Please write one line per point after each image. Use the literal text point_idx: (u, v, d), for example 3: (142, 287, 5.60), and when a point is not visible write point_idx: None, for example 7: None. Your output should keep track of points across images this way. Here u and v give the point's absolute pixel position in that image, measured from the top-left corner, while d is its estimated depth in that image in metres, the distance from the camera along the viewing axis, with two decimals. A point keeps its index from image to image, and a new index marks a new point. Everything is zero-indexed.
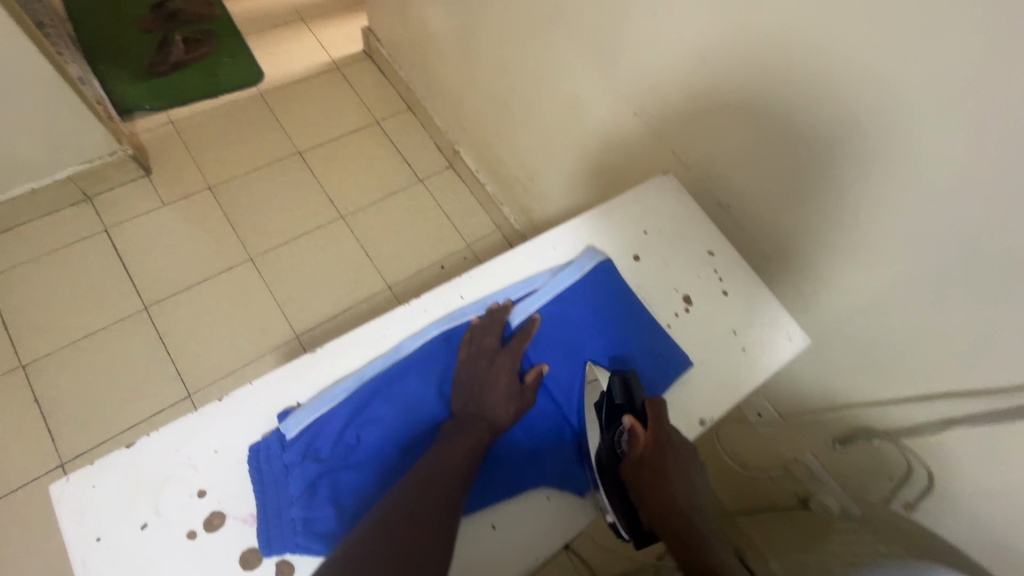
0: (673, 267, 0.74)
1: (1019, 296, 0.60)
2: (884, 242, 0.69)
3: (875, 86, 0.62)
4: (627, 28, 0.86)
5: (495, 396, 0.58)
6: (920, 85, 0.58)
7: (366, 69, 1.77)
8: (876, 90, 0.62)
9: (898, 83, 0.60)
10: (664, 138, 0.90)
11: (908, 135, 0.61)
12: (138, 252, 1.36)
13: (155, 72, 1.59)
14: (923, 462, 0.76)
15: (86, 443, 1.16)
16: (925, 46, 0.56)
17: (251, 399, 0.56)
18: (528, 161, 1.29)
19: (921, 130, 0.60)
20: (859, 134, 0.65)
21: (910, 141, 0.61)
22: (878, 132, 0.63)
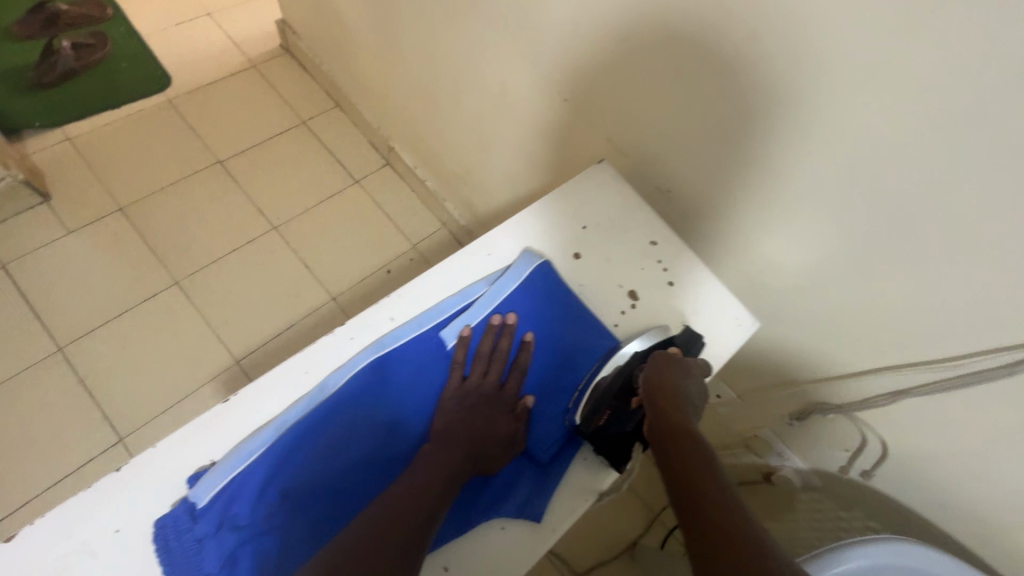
0: (615, 262, 0.71)
1: (958, 265, 0.59)
2: (823, 219, 0.67)
3: (801, 62, 0.58)
4: (548, 9, 0.80)
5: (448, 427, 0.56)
6: (846, 56, 0.55)
7: (286, 65, 1.64)
8: (803, 67, 0.58)
9: (825, 58, 0.56)
10: (598, 124, 0.86)
11: (838, 109, 0.58)
12: (45, 287, 1.23)
13: (42, 84, 1.43)
14: (877, 434, 0.76)
15: (6, 506, 1.05)
16: (849, 18, 0.53)
17: (154, 464, 0.50)
18: (465, 154, 1.23)
19: (850, 103, 0.57)
20: (788, 114, 0.63)
21: (840, 115, 0.59)
22: (808, 107, 0.60)
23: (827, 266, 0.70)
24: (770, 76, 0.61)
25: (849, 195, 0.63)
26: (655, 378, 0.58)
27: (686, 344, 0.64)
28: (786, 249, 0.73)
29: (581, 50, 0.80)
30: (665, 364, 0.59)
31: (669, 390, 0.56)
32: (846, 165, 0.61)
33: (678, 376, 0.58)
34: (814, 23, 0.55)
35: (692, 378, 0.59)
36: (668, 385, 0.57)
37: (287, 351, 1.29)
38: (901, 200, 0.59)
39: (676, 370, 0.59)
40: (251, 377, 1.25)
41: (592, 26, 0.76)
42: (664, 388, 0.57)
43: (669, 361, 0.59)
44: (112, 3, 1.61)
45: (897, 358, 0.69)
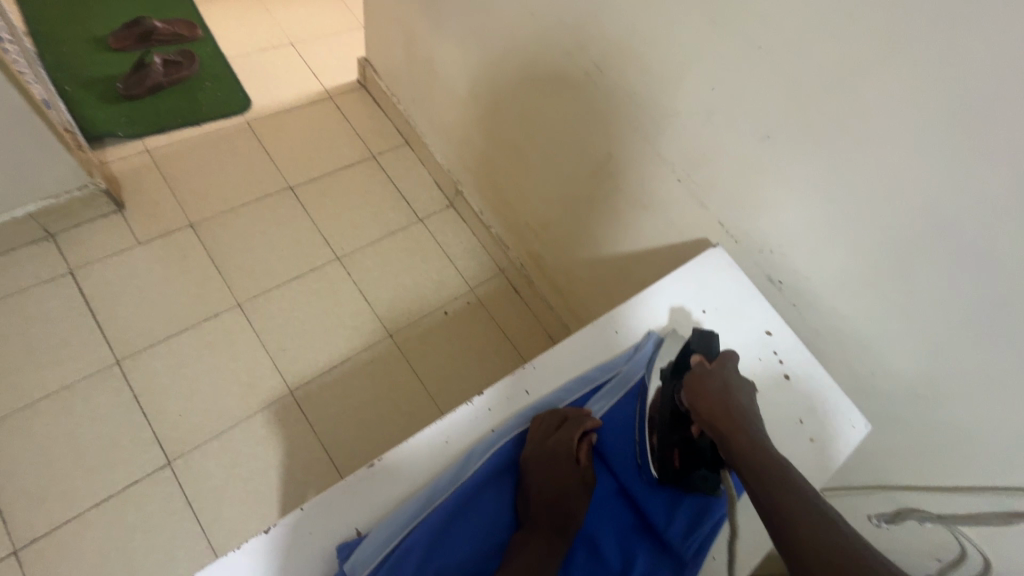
0: (734, 349, 0.71)
1: None
2: (949, 335, 0.68)
3: (946, 192, 0.61)
4: (670, 92, 0.83)
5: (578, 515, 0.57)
6: (999, 189, 0.57)
7: (361, 100, 1.69)
8: (948, 197, 0.61)
9: (973, 193, 0.59)
10: (704, 206, 0.87)
11: (983, 235, 0.60)
12: (109, 297, 1.23)
13: (129, 95, 1.46)
14: (979, 549, 0.73)
15: (45, 524, 1.01)
16: (1008, 159, 0.56)
17: (304, 529, 0.53)
18: (542, 209, 1.25)
19: (998, 233, 0.59)
20: (923, 236, 0.65)
21: (983, 240, 0.60)
22: (949, 227, 0.62)
23: (943, 379, 0.70)
24: (909, 200, 0.64)
25: (985, 317, 0.63)
26: (699, 395, 0.61)
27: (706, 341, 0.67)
28: (896, 354, 0.74)
29: (703, 136, 0.82)
30: (702, 379, 0.61)
31: (717, 403, 0.59)
32: (977, 293, 0.63)
33: (719, 389, 0.61)
34: (968, 162, 0.58)
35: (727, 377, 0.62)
36: (712, 394, 0.60)
37: (341, 386, 1.28)
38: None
39: (711, 384, 0.61)
40: (303, 410, 1.23)
41: (722, 119, 0.78)
42: (710, 401, 0.60)
43: (700, 377, 0.62)
44: (203, 25, 1.67)
45: (1006, 481, 0.67)
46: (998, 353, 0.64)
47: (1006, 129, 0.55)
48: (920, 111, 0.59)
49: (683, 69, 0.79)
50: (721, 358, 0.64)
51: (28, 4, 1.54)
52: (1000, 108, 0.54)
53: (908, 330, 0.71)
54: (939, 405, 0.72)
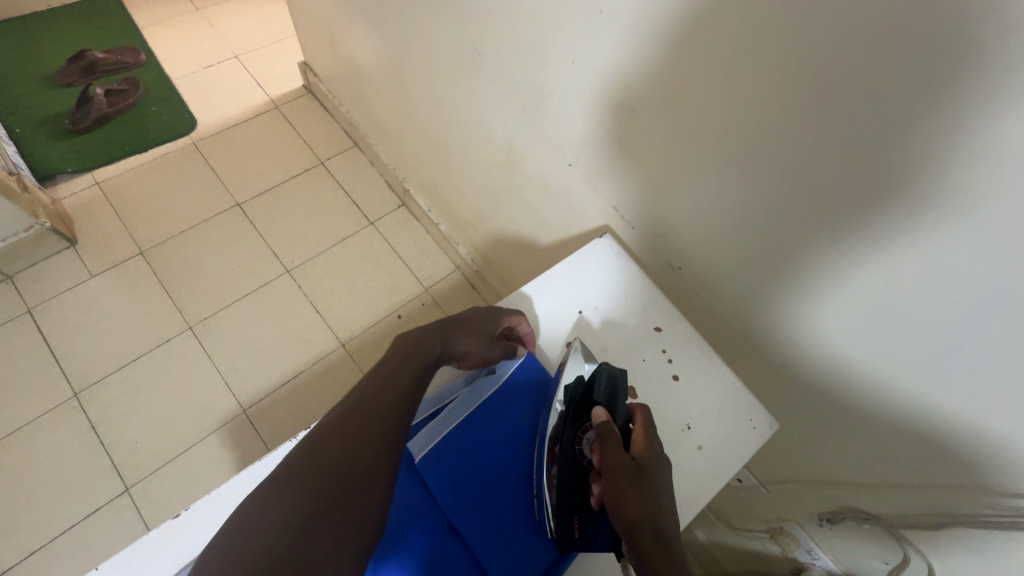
0: (613, 351, 0.66)
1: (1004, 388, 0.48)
2: (838, 306, 0.58)
3: (823, 162, 0.51)
4: (545, 69, 0.74)
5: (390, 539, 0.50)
6: (854, 143, 0.47)
7: (307, 106, 1.66)
8: (824, 167, 0.51)
9: (849, 161, 0.49)
10: (602, 192, 0.80)
11: (850, 196, 0.50)
12: (66, 332, 1.26)
13: (77, 130, 1.48)
14: (923, 554, 0.64)
15: (13, 556, 1.06)
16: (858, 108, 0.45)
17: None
18: (473, 204, 1.20)
19: (864, 191, 0.49)
20: (793, 197, 0.55)
21: (852, 201, 0.51)
22: (816, 185, 0.52)
23: (876, 377, 0.60)
24: (789, 173, 0.54)
25: (865, 285, 0.54)
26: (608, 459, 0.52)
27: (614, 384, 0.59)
28: (826, 355, 0.64)
29: (583, 114, 0.74)
30: (612, 445, 0.53)
31: (626, 473, 0.51)
32: (887, 278, 0.52)
33: (646, 479, 0.52)
34: (835, 124, 0.48)
35: (640, 443, 0.54)
36: (623, 461, 0.52)
37: (294, 400, 1.27)
38: (962, 324, 0.49)
39: (638, 471, 0.52)
40: (256, 427, 1.23)
41: (592, 96, 0.70)
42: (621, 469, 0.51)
43: (610, 439, 0.53)
44: (147, 49, 1.68)
45: (946, 481, 0.58)
46: (931, 347, 0.52)
47: (861, 77, 0.44)
48: (769, 68, 0.50)
49: (546, 44, 0.71)
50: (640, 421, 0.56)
51: None
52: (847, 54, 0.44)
53: (832, 328, 0.61)
54: (880, 409, 0.61)
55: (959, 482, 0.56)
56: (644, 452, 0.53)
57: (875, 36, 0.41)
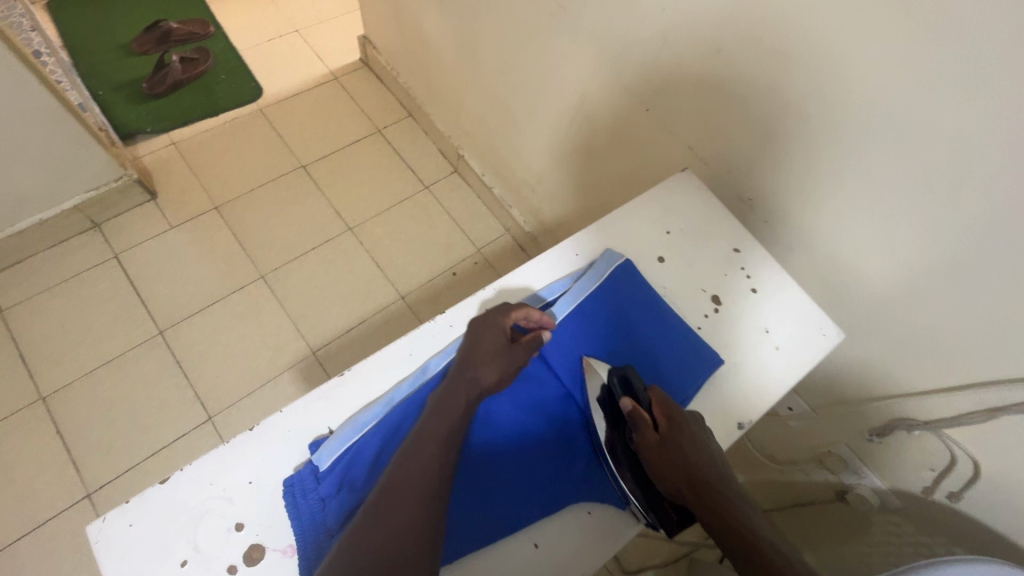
0: (697, 266, 0.73)
1: (1013, 258, 0.60)
2: (868, 206, 0.69)
3: (900, 87, 0.59)
4: (631, 20, 0.82)
5: None
6: (906, 58, 0.57)
7: (364, 78, 1.75)
8: (898, 87, 0.59)
9: (927, 81, 0.57)
10: (677, 134, 0.88)
11: (891, 104, 0.60)
12: (149, 277, 1.36)
13: (154, 94, 1.58)
14: (967, 451, 0.73)
15: (110, 473, 1.15)
16: (921, 26, 0.54)
17: (279, 424, 0.55)
18: (534, 162, 1.28)
19: (901, 98, 0.59)
20: (841, 110, 0.65)
21: (891, 109, 0.61)
22: (857, 98, 0.63)
23: (918, 281, 0.69)
24: (865, 97, 0.62)
25: (892, 182, 0.65)
26: (659, 466, 0.55)
27: (627, 380, 0.60)
28: (873, 265, 0.73)
29: (666, 60, 0.82)
30: (659, 451, 0.55)
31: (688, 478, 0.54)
32: (944, 187, 0.61)
33: (680, 453, 0.55)
34: (917, 48, 0.56)
35: (684, 443, 0.55)
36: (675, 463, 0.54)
37: (359, 346, 1.36)
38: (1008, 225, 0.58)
39: (672, 450, 0.55)
40: (325, 368, 1.32)
41: (679, 39, 0.78)
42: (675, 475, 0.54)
43: (656, 449, 0.55)
44: (214, 21, 1.77)
45: (979, 377, 0.68)
46: (957, 237, 0.63)
47: (949, 1, 0.52)
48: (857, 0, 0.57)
49: None
50: (659, 404, 0.57)
51: (61, 18, 1.68)
52: None
53: (883, 241, 0.70)
54: (917, 309, 0.71)
55: (996, 377, 0.67)
56: (671, 430, 0.56)
57: None
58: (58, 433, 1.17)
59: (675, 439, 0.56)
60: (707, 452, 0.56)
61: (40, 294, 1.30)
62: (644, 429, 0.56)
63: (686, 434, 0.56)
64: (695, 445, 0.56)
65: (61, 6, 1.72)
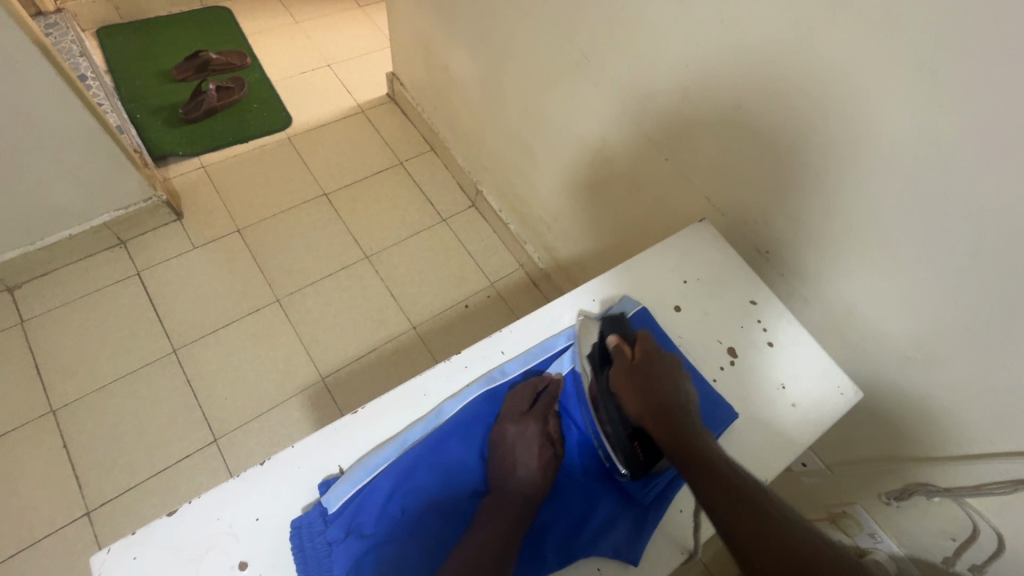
0: (714, 316, 0.73)
1: None
2: (887, 265, 0.69)
3: (921, 154, 0.60)
4: (655, 75, 0.85)
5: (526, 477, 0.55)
6: (928, 126, 0.58)
7: (390, 112, 1.82)
8: (919, 153, 0.60)
9: (949, 149, 0.58)
10: (696, 185, 0.89)
11: (911, 168, 0.61)
12: (168, 295, 1.38)
13: (189, 119, 1.64)
14: (990, 524, 0.71)
15: (111, 491, 1.14)
16: (943, 96, 0.56)
17: (290, 461, 0.55)
18: (551, 202, 1.30)
19: (922, 164, 0.60)
20: (860, 171, 0.66)
21: (911, 174, 0.62)
22: (878, 160, 0.64)
23: (936, 342, 0.69)
24: (885, 160, 0.63)
25: (912, 243, 0.65)
26: (625, 399, 0.59)
27: (618, 324, 0.66)
28: (892, 323, 0.73)
29: (688, 114, 0.84)
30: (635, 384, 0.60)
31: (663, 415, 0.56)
32: (964, 251, 0.61)
33: (646, 375, 0.60)
34: (939, 118, 0.57)
35: (648, 366, 0.60)
36: (643, 395, 0.58)
37: (368, 375, 1.36)
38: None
39: (640, 372, 0.60)
40: (333, 395, 1.32)
41: (701, 94, 0.80)
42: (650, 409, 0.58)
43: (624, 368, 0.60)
44: (251, 53, 1.86)
45: (1002, 447, 0.67)
46: (978, 301, 0.63)
47: (972, 75, 0.53)
48: (878, 67, 0.59)
49: (661, 51, 0.82)
50: (641, 341, 0.63)
51: (108, 44, 1.77)
52: (962, 52, 0.53)
53: (903, 301, 0.70)
54: (936, 370, 0.70)
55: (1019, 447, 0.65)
56: (644, 357, 0.61)
57: (981, 37, 0.51)
58: (64, 447, 1.17)
59: (645, 374, 0.60)
60: (670, 381, 0.59)
61: (61, 306, 1.33)
62: (622, 357, 0.62)
63: (658, 366, 0.60)
64: (663, 376, 0.60)
65: (109, 33, 1.81)
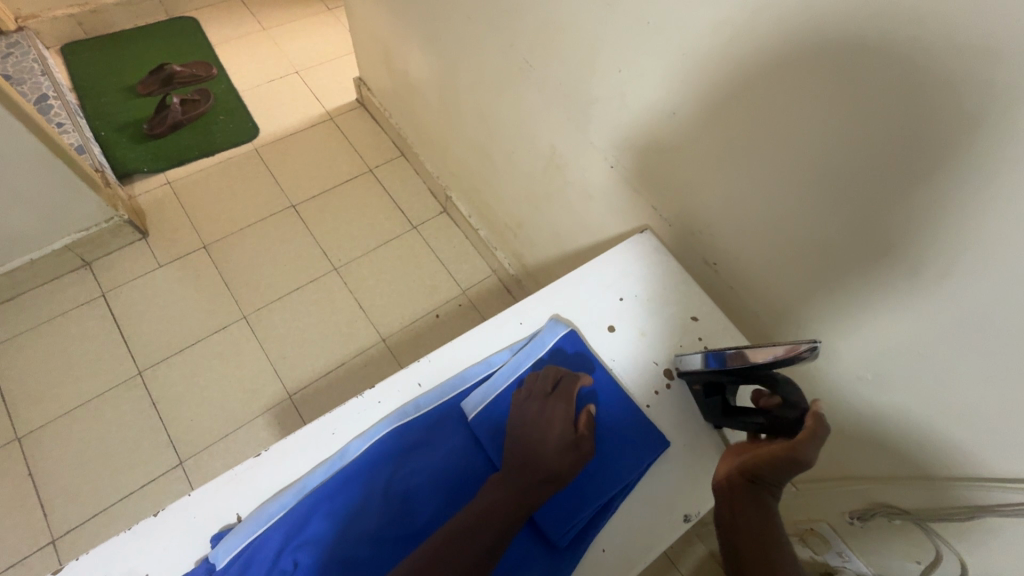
0: (650, 336, 0.70)
1: (981, 336, 0.55)
2: (831, 268, 0.66)
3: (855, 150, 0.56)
4: (594, 78, 0.81)
5: (547, 447, 0.55)
6: (857, 121, 0.55)
7: (359, 118, 1.78)
8: (853, 149, 0.56)
9: (879, 145, 0.54)
10: (643, 194, 0.86)
11: (845, 165, 0.58)
12: (134, 316, 1.37)
13: (154, 134, 1.62)
14: (955, 550, 0.67)
15: (76, 518, 1.14)
16: (866, 88, 0.52)
17: (182, 512, 0.53)
18: (514, 208, 1.26)
19: (855, 160, 0.57)
20: (799, 169, 0.63)
21: (848, 170, 0.58)
22: (813, 158, 0.60)
23: (891, 357, 0.65)
24: (819, 157, 0.60)
25: (854, 243, 0.62)
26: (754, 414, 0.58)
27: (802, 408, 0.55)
28: (846, 336, 0.69)
29: (629, 120, 0.80)
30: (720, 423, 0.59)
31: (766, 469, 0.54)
32: (909, 260, 0.58)
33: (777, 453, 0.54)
34: (866, 113, 0.53)
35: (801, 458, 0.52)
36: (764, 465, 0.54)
37: (336, 390, 1.34)
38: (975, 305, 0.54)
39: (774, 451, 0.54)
40: (300, 412, 1.30)
41: (640, 98, 0.76)
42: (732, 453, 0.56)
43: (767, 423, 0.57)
44: (218, 64, 1.83)
45: (959, 471, 0.63)
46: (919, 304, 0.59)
47: (894, 68, 0.49)
48: (806, 71, 0.56)
49: (597, 54, 0.78)
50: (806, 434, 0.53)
51: (73, 61, 1.75)
52: (884, 46, 0.49)
53: (847, 305, 0.67)
54: (891, 387, 0.67)
55: (975, 473, 0.61)
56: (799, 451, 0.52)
57: (904, 41, 0.48)
58: (30, 474, 1.17)
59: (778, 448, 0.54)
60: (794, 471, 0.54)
61: (27, 332, 1.32)
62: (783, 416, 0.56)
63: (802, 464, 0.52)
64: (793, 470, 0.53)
65: (74, 50, 1.79)
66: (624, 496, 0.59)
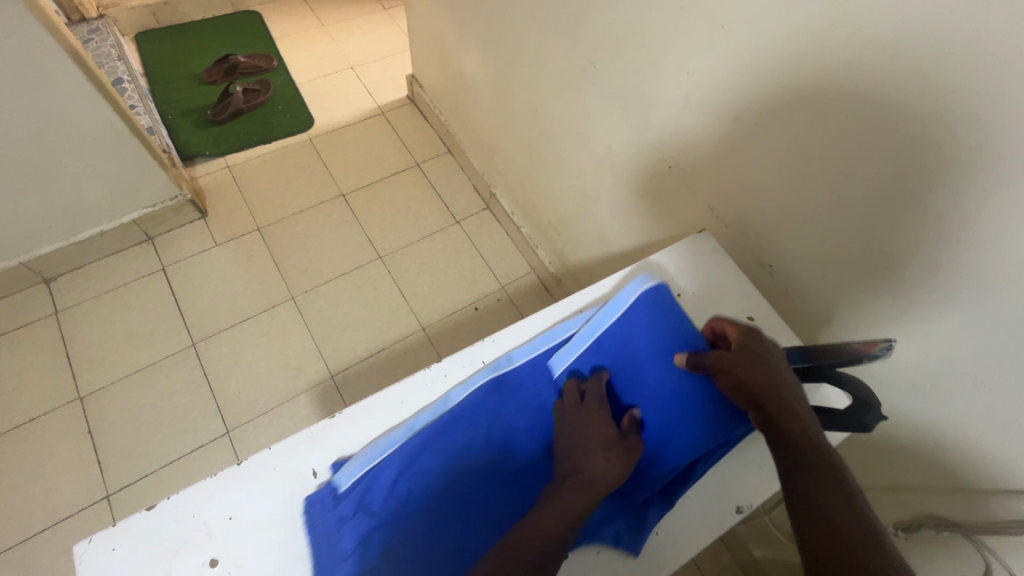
0: None
1: None
2: (886, 276, 0.67)
3: (915, 159, 0.57)
4: (657, 81, 0.83)
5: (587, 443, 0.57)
6: (918, 131, 0.55)
7: (409, 114, 1.84)
8: (914, 158, 0.57)
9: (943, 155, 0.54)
10: (698, 195, 0.87)
11: (907, 174, 0.58)
12: (190, 291, 1.44)
13: (217, 121, 1.71)
14: (1003, 563, 0.66)
15: (129, 476, 1.20)
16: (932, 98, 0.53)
17: (263, 465, 0.59)
18: (561, 207, 1.29)
19: (917, 169, 0.57)
20: (857, 177, 0.63)
21: (909, 179, 0.58)
22: (871, 167, 0.61)
23: (945, 368, 0.66)
24: (880, 166, 0.60)
25: (912, 250, 0.62)
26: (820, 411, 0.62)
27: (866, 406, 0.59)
28: (902, 345, 0.70)
29: (689, 122, 0.82)
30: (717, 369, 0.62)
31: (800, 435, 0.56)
32: (967, 270, 0.58)
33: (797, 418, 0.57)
34: (930, 122, 0.54)
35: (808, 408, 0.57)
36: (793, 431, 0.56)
37: (376, 374, 1.38)
38: None
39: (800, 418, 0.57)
40: (341, 392, 1.35)
41: (702, 101, 0.77)
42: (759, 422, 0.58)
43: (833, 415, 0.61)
44: (279, 57, 1.92)
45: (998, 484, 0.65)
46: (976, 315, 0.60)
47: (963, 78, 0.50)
48: (870, 79, 0.57)
49: (663, 57, 0.80)
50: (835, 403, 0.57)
51: (145, 49, 1.85)
52: (956, 57, 0.50)
53: (901, 312, 0.67)
54: (943, 398, 0.68)
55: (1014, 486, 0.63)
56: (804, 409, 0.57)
57: (979, 52, 0.48)
58: (89, 432, 1.24)
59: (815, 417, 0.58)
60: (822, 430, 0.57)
61: (92, 299, 1.40)
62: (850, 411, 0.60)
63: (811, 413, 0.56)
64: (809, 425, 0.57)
65: (147, 38, 1.89)
66: (706, 463, 0.63)
